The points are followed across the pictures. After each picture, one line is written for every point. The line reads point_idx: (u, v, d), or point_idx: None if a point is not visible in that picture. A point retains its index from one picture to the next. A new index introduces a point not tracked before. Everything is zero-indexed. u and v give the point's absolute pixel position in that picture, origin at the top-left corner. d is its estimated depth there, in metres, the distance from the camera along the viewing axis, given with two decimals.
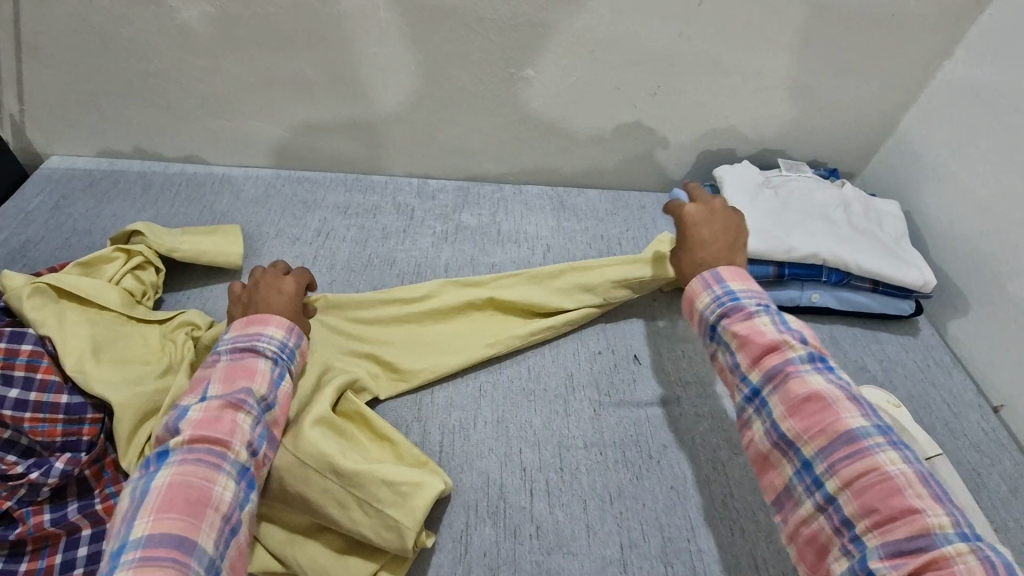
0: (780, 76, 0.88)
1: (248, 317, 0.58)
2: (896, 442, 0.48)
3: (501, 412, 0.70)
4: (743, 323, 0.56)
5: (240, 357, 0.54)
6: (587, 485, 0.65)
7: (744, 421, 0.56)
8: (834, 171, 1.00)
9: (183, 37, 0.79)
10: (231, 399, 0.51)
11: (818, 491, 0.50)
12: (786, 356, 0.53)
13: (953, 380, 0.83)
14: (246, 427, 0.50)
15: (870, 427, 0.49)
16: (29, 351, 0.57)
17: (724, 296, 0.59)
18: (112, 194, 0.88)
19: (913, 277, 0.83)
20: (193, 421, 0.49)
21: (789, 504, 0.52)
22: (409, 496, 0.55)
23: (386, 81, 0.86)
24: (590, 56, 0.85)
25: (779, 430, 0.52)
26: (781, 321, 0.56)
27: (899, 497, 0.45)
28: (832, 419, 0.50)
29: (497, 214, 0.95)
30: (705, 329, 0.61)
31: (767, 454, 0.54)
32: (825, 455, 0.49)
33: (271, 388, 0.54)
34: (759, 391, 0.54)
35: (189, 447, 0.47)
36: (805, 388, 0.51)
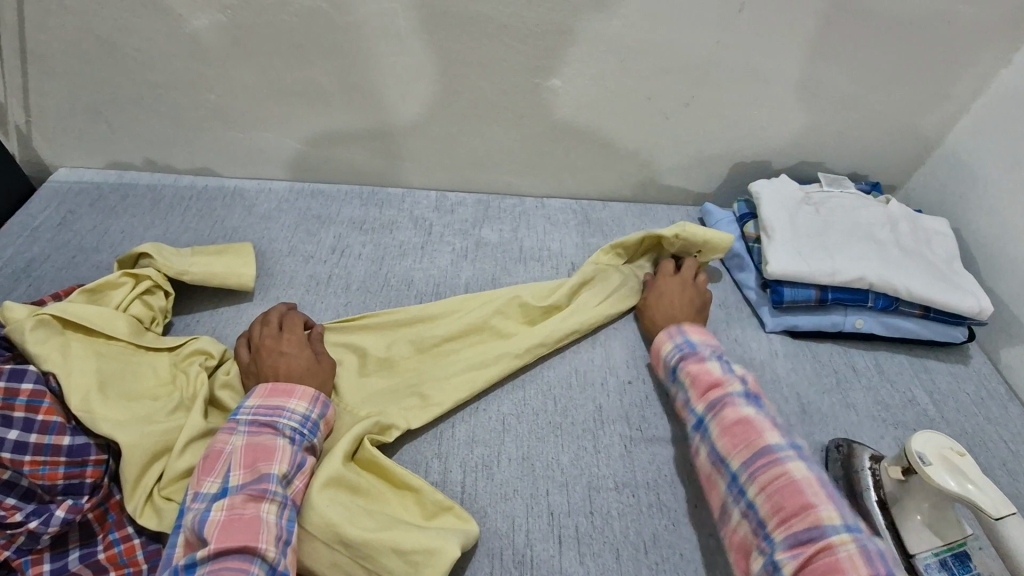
0: (822, 84, 0.83)
1: (265, 386, 0.58)
2: (802, 456, 0.52)
3: (527, 448, 0.65)
4: (696, 365, 0.63)
5: (259, 437, 0.54)
6: (621, 532, 0.59)
7: (694, 447, 0.60)
8: (876, 184, 0.94)
9: (193, 46, 0.76)
10: (253, 492, 0.50)
11: (741, 498, 0.53)
12: (727, 390, 0.59)
13: (1012, 414, 0.76)
14: (271, 524, 0.49)
15: (784, 443, 0.53)
16: (30, 391, 0.53)
17: (684, 344, 0.66)
18: (121, 208, 0.86)
19: (969, 303, 0.76)
20: (217, 521, 0.48)
21: (725, 519, 0.54)
22: (421, 567, 0.51)
23: (405, 91, 0.81)
24: (621, 63, 0.79)
25: (716, 449, 0.56)
26: (730, 365, 0.63)
27: (800, 496, 0.49)
28: (755, 436, 0.54)
29: (519, 229, 0.90)
30: (668, 373, 0.66)
31: (710, 475, 0.57)
32: (746, 466, 0.53)
33: (292, 465, 0.53)
34: (703, 419, 0.59)
35: (215, 557, 0.46)
36: (736, 412, 0.56)
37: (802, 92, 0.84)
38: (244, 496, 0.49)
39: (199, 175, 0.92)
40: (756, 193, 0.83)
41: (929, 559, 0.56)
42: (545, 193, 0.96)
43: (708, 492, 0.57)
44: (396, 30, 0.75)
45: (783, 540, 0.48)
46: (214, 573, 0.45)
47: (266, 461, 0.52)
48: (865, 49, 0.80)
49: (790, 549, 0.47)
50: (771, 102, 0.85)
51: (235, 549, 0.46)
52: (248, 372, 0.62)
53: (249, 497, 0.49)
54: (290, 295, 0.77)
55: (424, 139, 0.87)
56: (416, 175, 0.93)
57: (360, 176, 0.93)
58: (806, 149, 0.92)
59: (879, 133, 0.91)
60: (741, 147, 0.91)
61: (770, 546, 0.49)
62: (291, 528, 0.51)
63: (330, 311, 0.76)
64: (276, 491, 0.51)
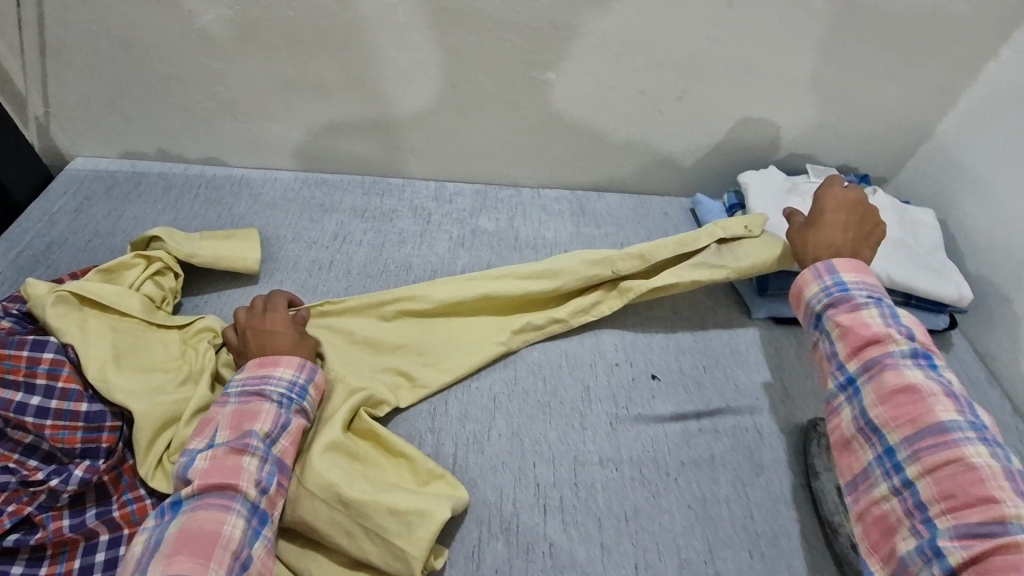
0: (811, 78, 0.86)
1: (257, 358, 0.62)
2: (985, 439, 0.50)
3: (516, 424, 0.68)
4: (849, 314, 0.59)
5: (247, 401, 0.57)
6: (603, 503, 0.62)
7: (834, 405, 0.59)
8: (865, 177, 0.96)
9: (203, 40, 0.79)
10: (234, 445, 0.53)
11: (895, 475, 0.52)
12: (887, 349, 0.56)
13: (990, 398, 0.78)
14: (252, 468, 0.53)
15: (961, 422, 0.51)
16: (51, 360, 0.57)
17: (832, 286, 0.62)
18: (134, 196, 0.90)
19: (949, 291, 0.78)
20: (200, 469, 0.52)
21: (864, 489, 0.54)
22: (414, 526, 0.55)
23: (406, 85, 0.84)
24: (614, 57, 0.82)
25: (868, 416, 0.55)
26: (891, 315, 0.58)
27: (979, 486, 0.47)
28: (923, 410, 0.52)
29: (515, 219, 0.93)
30: (811, 319, 0.63)
31: (852, 441, 0.56)
32: (909, 443, 0.52)
33: (276, 424, 0.57)
34: (855, 380, 0.57)
35: (200, 495, 0.50)
36: (899, 378, 0.54)
37: (792, 85, 0.86)
38: (226, 449, 0.53)
39: (208, 164, 0.96)
40: (744, 183, 0.86)
41: None
42: (541, 184, 0.99)
43: (845, 455, 0.57)
44: (398, 24, 0.78)
45: (951, 529, 0.48)
46: (196, 510, 0.49)
47: (250, 419, 0.56)
48: (852, 43, 0.82)
49: (958, 538, 0.47)
50: (762, 96, 0.88)
51: (215, 490, 0.51)
52: (239, 353, 0.65)
53: (231, 448, 0.53)
54: (294, 279, 0.81)
55: (425, 131, 0.91)
56: (415, 166, 0.96)
57: (362, 167, 0.96)
58: (797, 142, 0.94)
59: (867, 127, 0.93)
60: (732, 140, 0.93)
61: (931, 531, 0.49)
62: (272, 476, 0.54)
63: (332, 294, 0.80)
64: (257, 445, 0.54)
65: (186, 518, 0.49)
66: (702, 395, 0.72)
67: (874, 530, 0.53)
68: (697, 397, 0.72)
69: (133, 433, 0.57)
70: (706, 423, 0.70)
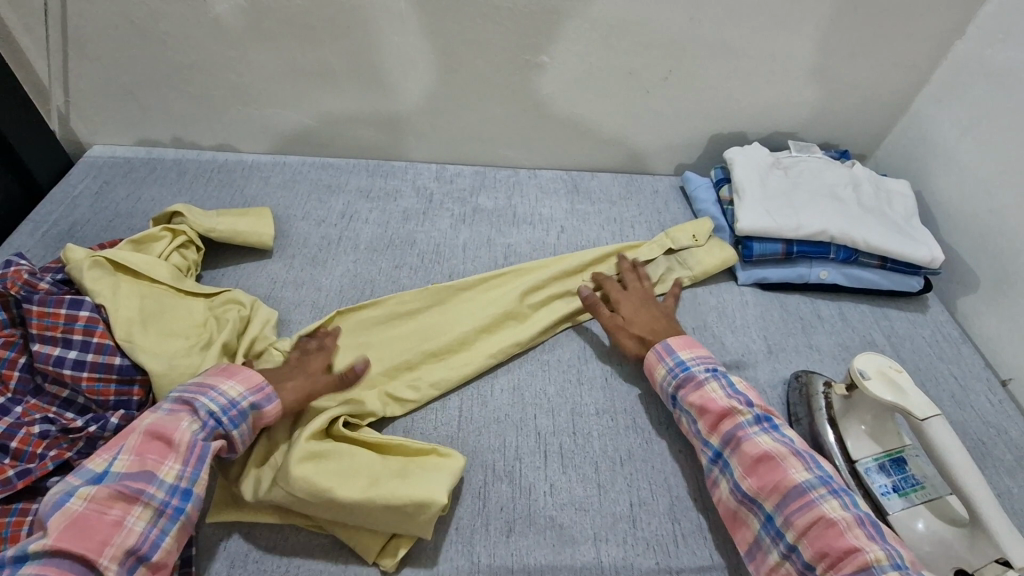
0: (791, 57, 0.90)
1: (211, 372, 0.60)
2: (833, 491, 0.55)
3: (517, 381, 0.73)
4: (697, 394, 0.64)
5: (161, 433, 0.54)
6: (599, 449, 0.67)
7: (694, 380, 0.66)
8: (845, 153, 1.01)
9: (216, 29, 0.84)
10: (122, 492, 0.50)
11: (776, 431, 0.60)
12: (736, 421, 0.61)
13: (963, 354, 0.82)
14: (130, 533, 0.49)
15: (813, 479, 0.56)
16: (87, 317, 0.62)
17: (677, 368, 0.67)
18: (150, 180, 0.94)
19: (922, 253, 0.83)
20: (71, 511, 0.48)
21: (751, 444, 0.59)
22: (413, 515, 0.56)
23: (407, 70, 0.89)
24: (604, 40, 0.87)
25: (740, 488, 0.58)
26: (729, 385, 0.65)
27: (842, 538, 0.52)
28: (781, 477, 0.57)
29: (513, 197, 0.98)
30: (668, 400, 0.68)
31: (725, 409, 0.62)
32: (781, 510, 0.55)
33: (183, 476, 0.53)
34: (721, 454, 0.61)
35: (53, 553, 0.46)
36: (756, 448, 0.59)
37: (773, 64, 0.91)
38: (113, 493, 0.50)
39: (220, 150, 1.00)
40: (729, 159, 0.91)
41: (870, 463, 0.63)
42: (537, 165, 1.04)
43: (725, 422, 0.62)
44: (399, 12, 0.83)
45: None
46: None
47: (160, 455, 0.53)
48: (829, 23, 0.87)
49: None
50: (745, 76, 0.92)
51: (77, 550, 0.47)
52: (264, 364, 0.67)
53: (121, 494, 0.50)
54: (305, 253, 0.85)
55: (426, 115, 0.95)
56: (417, 149, 1.01)
57: (367, 152, 1.01)
58: (780, 120, 0.99)
59: (846, 104, 0.98)
60: (718, 119, 0.98)
61: None
62: (157, 540, 0.50)
63: (340, 267, 0.84)
64: (154, 494, 0.51)
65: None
66: None
67: (766, 477, 0.57)
68: None
69: (155, 390, 0.62)
70: None
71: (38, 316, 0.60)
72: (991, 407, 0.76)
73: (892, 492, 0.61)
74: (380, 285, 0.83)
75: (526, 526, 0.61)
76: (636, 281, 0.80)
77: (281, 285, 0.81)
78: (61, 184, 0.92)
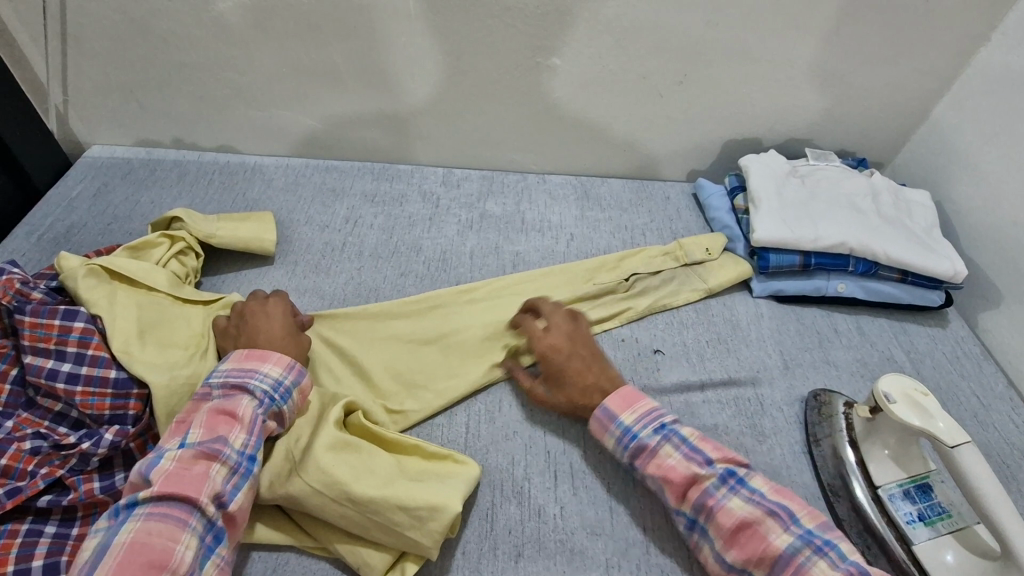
0: (809, 63, 0.88)
1: (241, 355, 0.59)
2: (821, 550, 0.51)
3: (526, 396, 0.70)
4: (653, 463, 0.58)
5: (226, 400, 0.55)
6: (611, 469, 0.65)
7: (640, 444, 0.60)
8: (862, 161, 0.98)
9: (218, 28, 0.82)
10: (205, 451, 0.51)
11: (745, 487, 0.55)
12: (701, 487, 0.56)
13: (985, 371, 0.80)
14: (216, 481, 0.50)
15: (795, 542, 0.52)
16: (82, 328, 0.60)
17: (625, 433, 0.60)
18: (150, 182, 0.92)
19: (944, 267, 0.81)
20: (164, 468, 0.50)
21: (724, 514, 0.54)
22: (426, 520, 0.54)
23: (414, 72, 0.87)
24: (617, 43, 0.84)
25: (723, 561, 0.54)
26: (681, 440, 0.59)
27: None
28: (763, 546, 0.52)
29: (521, 203, 0.95)
30: (627, 464, 0.62)
31: (679, 471, 0.57)
32: None
33: (251, 432, 0.54)
34: (694, 521, 0.56)
35: (156, 503, 0.48)
36: (727, 518, 0.54)
37: (791, 70, 0.89)
38: (199, 453, 0.51)
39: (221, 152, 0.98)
40: (745, 166, 0.89)
41: (894, 490, 0.61)
42: (546, 170, 1.02)
43: (693, 488, 0.56)
44: (406, 12, 0.80)
45: None
46: (146, 525, 0.47)
47: (228, 421, 0.54)
48: (849, 28, 0.84)
49: None
50: (762, 81, 0.90)
51: (175, 500, 0.48)
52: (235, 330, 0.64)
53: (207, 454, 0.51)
54: (308, 260, 0.83)
55: (432, 118, 0.93)
56: (423, 153, 0.98)
57: (372, 155, 0.99)
58: (796, 127, 0.97)
59: (865, 111, 0.95)
60: (733, 125, 0.95)
61: None
62: (234, 494, 0.51)
63: (344, 274, 0.82)
64: (230, 453, 0.52)
65: (137, 527, 0.46)
66: (706, 368, 0.74)
67: (749, 549, 0.53)
68: (702, 370, 0.74)
69: (153, 403, 0.59)
70: (710, 394, 0.72)
71: (30, 326, 0.58)
72: (1015, 428, 0.74)
73: (918, 521, 0.59)
74: (384, 294, 0.80)
75: (536, 550, 0.58)
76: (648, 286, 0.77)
77: (283, 293, 0.79)
78: (57, 186, 0.90)
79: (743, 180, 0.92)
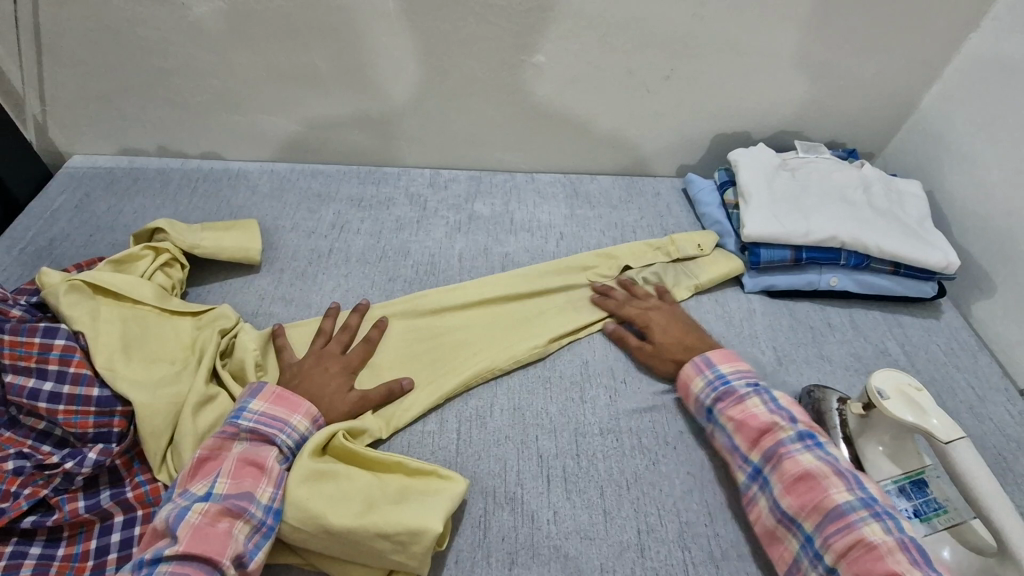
0: (798, 54, 0.87)
1: (269, 397, 0.59)
2: (876, 514, 0.53)
3: (517, 400, 0.70)
4: (736, 409, 0.63)
5: (253, 452, 0.56)
6: (604, 472, 0.64)
7: (735, 396, 0.63)
8: (853, 151, 0.98)
9: (196, 33, 0.80)
10: (230, 508, 0.51)
11: (821, 449, 0.58)
12: (777, 437, 0.59)
13: (979, 362, 0.79)
14: (239, 541, 0.50)
15: (854, 500, 0.54)
16: (63, 345, 0.59)
17: (715, 381, 0.65)
18: (132, 191, 0.91)
19: (936, 258, 0.80)
20: (190, 522, 0.50)
21: (791, 462, 0.57)
22: (409, 544, 0.53)
23: (397, 73, 0.86)
24: (602, 39, 0.83)
25: (779, 506, 0.57)
26: (770, 401, 0.63)
27: (881, 564, 0.50)
28: (820, 496, 0.55)
29: (510, 203, 0.94)
30: (701, 412, 0.66)
31: (770, 424, 0.60)
32: (820, 529, 0.54)
33: (276, 490, 0.54)
34: (761, 470, 0.59)
35: (181, 561, 0.48)
36: (795, 466, 0.57)
37: (779, 61, 0.88)
38: (224, 509, 0.51)
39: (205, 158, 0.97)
40: (734, 161, 0.88)
41: (889, 486, 0.60)
42: (535, 168, 1.00)
43: (766, 439, 0.60)
44: (387, 12, 0.79)
45: None
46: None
47: (252, 477, 0.54)
48: (837, 18, 0.83)
49: None
50: (750, 74, 0.89)
51: (201, 560, 0.48)
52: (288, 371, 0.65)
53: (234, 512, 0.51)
54: (294, 267, 0.82)
55: (418, 119, 0.92)
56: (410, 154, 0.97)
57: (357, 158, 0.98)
58: (785, 119, 0.96)
59: (855, 101, 0.94)
60: (722, 119, 0.94)
61: None
62: (255, 554, 0.51)
63: (331, 281, 0.81)
64: (254, 512, 0.52)
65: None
66: None
67: (805, 496, 0.55)
68: None
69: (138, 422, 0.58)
70: None
71: (9, 345, 0.57)
72: (1010, 418, 0.73)
73: (915, 517, 0.58)
74: (373, 299, 0.79)
75: (530, 558, 0.58)
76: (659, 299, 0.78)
77: (270, 301, 0.78)
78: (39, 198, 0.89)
79: (731, 174, 0.91)
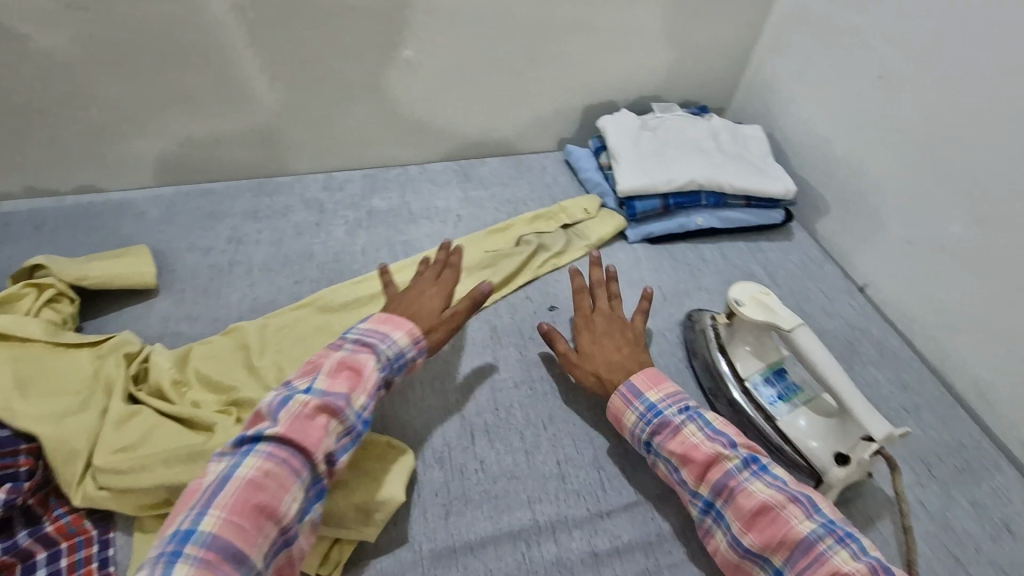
0: (642, 26, 0.98)
1: (370, 328, 0.64)
2: (841, 539, 0.56)
3: (435, 370, 0.75)
4: (675, 441, 0.64)
5: (357, 352, 0.61)
6: (521, 418, 0.73)
7: (668, 425, 0.65)
8: (704, 108, 1.13)
9: (49, 63, 0.78)
10: (329, 405, 0.56)
11: (767, 473, 0.60)
12: (726, 469, 0.61)
13: (824, 270, 0.99)
14: (330, 439, 0.55)
15: (817, 528, 0.57)
16: None
17: (645, 412, 0.66)
18: (1, 237, 0.86)
19: (777, 187, 0.97)
20: (288, 415, 0.54)
21: (747, 497, 0.59)
22: (375, 511, 0.59)
23: (274, 82, 0.87)
24: (467, 29, 0.89)
25: (742, 544, 0.58)
26: (706, 425, 0.64)
27: None
28: (784, 529, 0.57)
29: (406, 195, 0.98)
30: (641, 445, 0.67)
31: (702, 447, 0.62)
32: (789, 564, 0.56)
33: (367, 398, 0.60)
34: (713, 504, 0.61)
35: (278, 446, 0.53)
36: (752, 501, 0.59)
37: (627, 34, 0.98)
38: (278, 416, 0.55)
39: (76, 189, 0.93)
40: (603, 128, 0.99)
41: (757, 378, 0.71)
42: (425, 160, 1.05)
43: (710, 471, 0.62)
44: (252, 23, 0.80)
45: None
46: (269, 467, 0.51)
47: (257, 412, 0.56)
48: None
49: None
50: (605, 48, 0.99)
51: (296, 447, 0.53)
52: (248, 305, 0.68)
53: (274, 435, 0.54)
54: (196, 285, 0.82)
55: (302, 126, 0.94)
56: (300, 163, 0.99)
57: (245, 169, 0.97)
58: (643, 86, 1.07)
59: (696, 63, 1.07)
60: (587, 91, 1.04)
61: None
62: (342, 455, 0.57)
63: (237, 293, 0.82)
64: (347, 413, 0.57)
65: (256, 470, 0.51)
66: None
67: (769, 532, 0.57)
68: None
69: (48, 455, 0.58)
70: None
71: None
72: (853, 309, 0.93)
73: (779, 399, 0.70)
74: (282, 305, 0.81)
75: (465, 503, 0.65)
76: (605, 302, 0.77)
77: (175, 322, 0.78)
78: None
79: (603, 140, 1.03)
